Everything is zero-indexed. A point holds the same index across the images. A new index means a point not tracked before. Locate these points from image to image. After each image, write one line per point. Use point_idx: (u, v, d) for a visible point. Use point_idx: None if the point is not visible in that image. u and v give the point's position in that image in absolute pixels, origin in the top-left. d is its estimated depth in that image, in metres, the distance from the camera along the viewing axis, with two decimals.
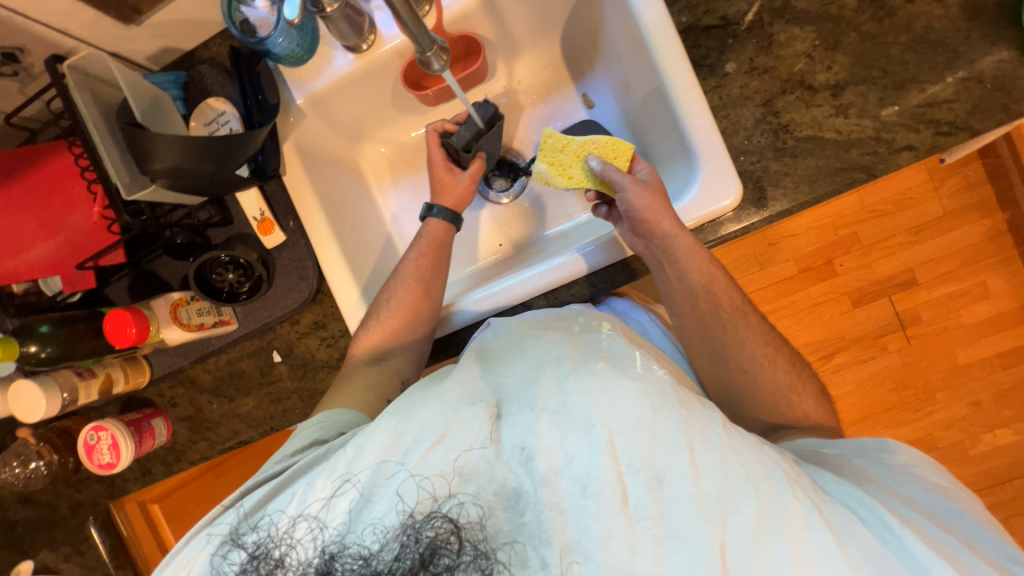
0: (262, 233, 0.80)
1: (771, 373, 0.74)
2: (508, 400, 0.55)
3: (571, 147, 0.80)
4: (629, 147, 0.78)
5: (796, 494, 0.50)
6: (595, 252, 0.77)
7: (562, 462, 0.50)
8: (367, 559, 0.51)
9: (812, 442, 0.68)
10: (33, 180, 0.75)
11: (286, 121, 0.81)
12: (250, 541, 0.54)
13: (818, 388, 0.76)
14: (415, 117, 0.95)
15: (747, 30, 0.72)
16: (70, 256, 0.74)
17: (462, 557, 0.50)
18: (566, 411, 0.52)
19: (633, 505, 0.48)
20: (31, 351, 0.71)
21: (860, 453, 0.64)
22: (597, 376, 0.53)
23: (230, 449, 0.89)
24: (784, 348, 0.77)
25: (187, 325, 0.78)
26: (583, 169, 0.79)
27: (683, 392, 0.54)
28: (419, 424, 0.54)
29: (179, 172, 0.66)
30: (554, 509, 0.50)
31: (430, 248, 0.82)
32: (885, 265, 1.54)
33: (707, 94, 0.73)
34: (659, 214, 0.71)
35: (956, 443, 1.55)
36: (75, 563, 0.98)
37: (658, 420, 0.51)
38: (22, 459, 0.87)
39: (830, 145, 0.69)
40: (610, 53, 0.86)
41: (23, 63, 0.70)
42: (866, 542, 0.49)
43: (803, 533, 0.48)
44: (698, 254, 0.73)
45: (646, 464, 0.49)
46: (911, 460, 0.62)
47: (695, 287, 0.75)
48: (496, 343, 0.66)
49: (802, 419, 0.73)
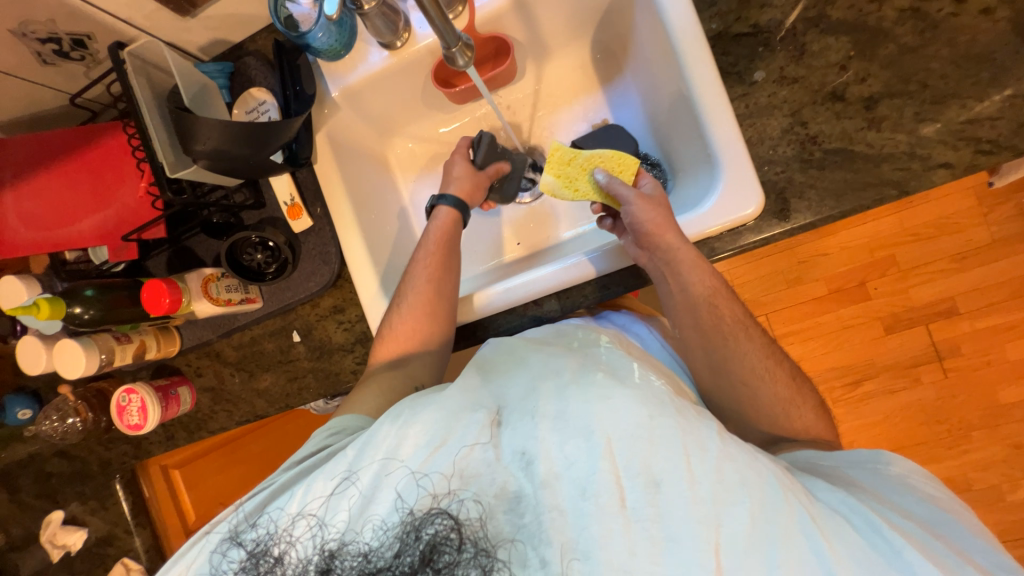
0: (291, 217, 0.85)
1: (770, 385, 0.71)
2: (508, 408, 0.57)
3: (578, 160, 0.80)
4: (635, 161, 0.79)
5: (788, 499, 0.50)
6: (600, 257, 0.78)
7: (562, 466, 0.51)
8: (366, 555, 0.51)
9: (808, 454, 0.66)
10: (89, 156, 0.81)
11: (321, 112, 0.85)
12: (249, 539, 0.56)
13: (818, 403, 0.73)
14: (444, 114, 0.98)
15: (780, 39, 0.70)
16: (116, 228, 0.80)
17: (463, 554, 0.50)
18: (566, 418, 0.53)
19: (631, 507, 0.49)
20: (77, 311, 0.75)
21: (855, 466, 0.63)
22: (596, 386, 0.55)
23: (248, 421, 0.94)
24: (784, 361, 0.74)
25: (215, 299, 0.82)
26: (590, 182, 0.79)
27: (679, 401, 0.55)
28: (421, 426, 0.55)
29: (219, 154, 0.70)
30: (554, 509, 0.50)
31: (437, 245, 0.84)
32: (922, 292, 1.48)
33: (733, 102, 0.72)
34: (662, 228, 0.71)
35: (993, 487, 1.46)
36: (100, 518, 1.05)
37: (655, 427, 0.51)
38: (61, 414, 0.95)
39: (861, 159, 0.67)
40: (640, 59, 0.87)
41: (90, 49, 0.76)
42: (854, 546, 0.49)
43: (795, 538, 0.48)
44: (701, 267, 0.71)
45: (644, 469, 0.50)
46: (906, 471, 0.61)
47: (697, 297, 0.73)
48: (492, 353, 0.67)
49: (801, 432, 0.71)
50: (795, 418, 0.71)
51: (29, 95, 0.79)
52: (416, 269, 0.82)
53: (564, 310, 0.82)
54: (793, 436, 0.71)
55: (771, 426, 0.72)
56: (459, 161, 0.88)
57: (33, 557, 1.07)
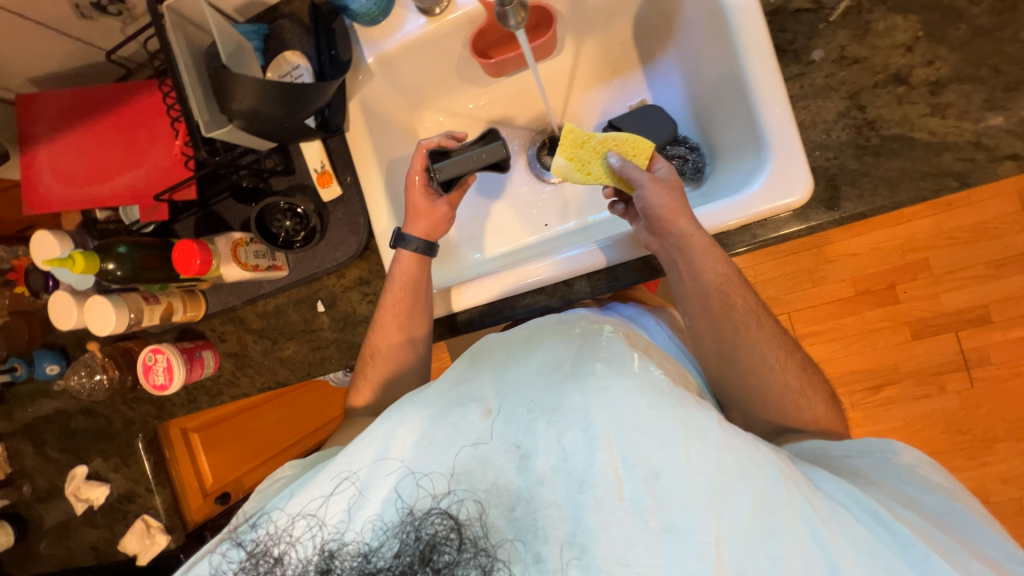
0: (321, 185, 0.83)
1: (781, 375, 0.69)
2: (501, 399, 0.56)
3: (592, 143, 0.77)
4: (649, 145, 0.76)
5: (788, 488, 0.48)
6: (611, 248, 0.77)
7: (558, 459, 0.50)
8: (366, 556, 0.50)
9: (815, 443, 0.64)
10: (122, 114, 0.81)
11: (354, 78, 0.83)
12: (249, 540, 0.54)
13: (829, 394, 0.71)
14: (477, 89, 0.96)
15: (841, 17, 0.67)
16: (147, 187, 0.80)
17: (463, 554, 0.49)
18: (562, 410, 0.52)
19: (629, 498, 0.47)
20: (111, 267, 0.75)
21: (865, 454, 0.61)
22: (594, 378, 0.53)
23: (270, 387, 0.94)
24: (797, 351, 0.72)
25: (244, 264, 0.81)
26: (602, 165, 0.76)
27: (679, 391, 0.53)
28: (414, 421, 0.55)
29: (255, 114, 0.69)
30: (550, 504, 0.49)
31: (404, 289, 0.80)
32: (955, 298, 1.43)
33: (788, 82, 0.68)
34: (676, 213, 0.69)
35: (1012, 500, 1.44)
36: (122, 475, 1.07)
37: (653, 416, 0.49)
38: (89, 369, 0.97)
39: (921, 147, 0.64)
40: (684, 36, 0.83)
41: (128, 4, 0.75)
42: (859, 538, 0.47)
43: (796, 529, 0.46)
44: (715, 254, 0.69)
45: (642, 459, 0.48)
46: (915, 460, 0.59)
47: (708, 284, 0.71)
48: (489, 345, 0.67)
49: (811, 422, 0.69)
50: (806, 409, 0.69)
51: (67, 49, 0.79)
52: (406, 263, 0.80)
53: (597, 292, 0.81)
54: (803, 426, 0.69)
55: (779, 416, 0.70)
56: (413, 193, 0.81)
57: (57, 509, 1.10)
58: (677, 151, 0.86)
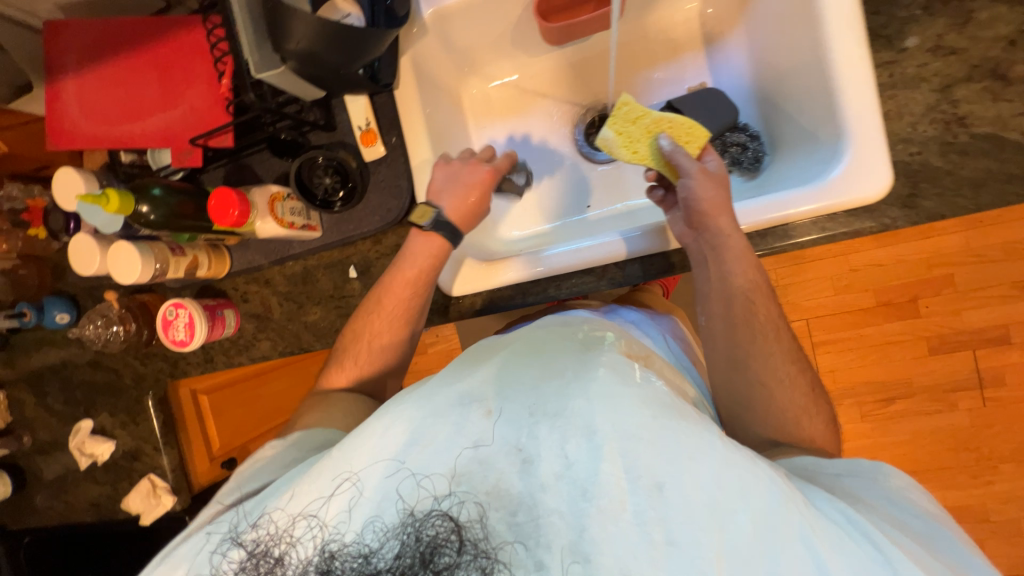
0: (364, 143, 0.79)
1: (787, 392, 0.65)
2: (504, 399, 0.51)
3: (645, 120, 0.73)
4: (706, 134, 0.72)
5: (787, 506, 0.44)
6: (638, 238, 0.74)
7: (561, 466, 0.46)
8: (366, 557, 0.47)
9: (807, 461, 0.58)
10: (157, 50, 0.76)
11: (409, 32, 0.79)
12: (249, 539, 0.51)
13: (830, 416, 0.67)
14: (529, 57, 0.92)
15: (943, 3, 0.63)
16: (179, 131, 0.76)
17: (463, 556, 0.46)
18: (565, 415, 0.48)
19: (631, 509, 0.44)
20: (144, 211, 0.71)
21: (855, 475, 0.55)
22: (597, 383, 0.50)
23: (291, 353, 0.91)
24: (806, 371, 0.68)
25: (281, 220, 0.76)
26: (651, 145, 0.72)
27: (680, 404, 0.50)
28: (410, 421, 0.51)
29: (310, 57, 0.65)
30: (553, 512, 0.45)
31: (411, 279, 0.75)
32: (977, 316, 1.42)
33: (876, 69, 0.65)
34: (718, 209, 0.66)
35: (1013, 521, 1.44)
36: (129, 432, 1.03)
37: (656, 428, 0.46)
38: (106, 319, 0.93)
39: (1012, 148, 0.61)
40: (757, 15, 0.79)
41: None
42: (852, 562, 0.43)
43: (794, 550, 0.43)
44: (747, 260, 0.66)
45: (645, 470, 0.45)
46: (905, 484, 0.54)
47: (733, 291, 0.68)
48: (489, 344, 0.63)
49: (807, 440, 0.63)
50: (803, 428, 0.64)
51: None
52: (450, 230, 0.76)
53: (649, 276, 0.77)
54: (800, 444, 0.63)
55: (773, 428, 0.64)
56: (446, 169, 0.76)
57: (57, 462, 1.07)
58: (736, 137, 0.83)
